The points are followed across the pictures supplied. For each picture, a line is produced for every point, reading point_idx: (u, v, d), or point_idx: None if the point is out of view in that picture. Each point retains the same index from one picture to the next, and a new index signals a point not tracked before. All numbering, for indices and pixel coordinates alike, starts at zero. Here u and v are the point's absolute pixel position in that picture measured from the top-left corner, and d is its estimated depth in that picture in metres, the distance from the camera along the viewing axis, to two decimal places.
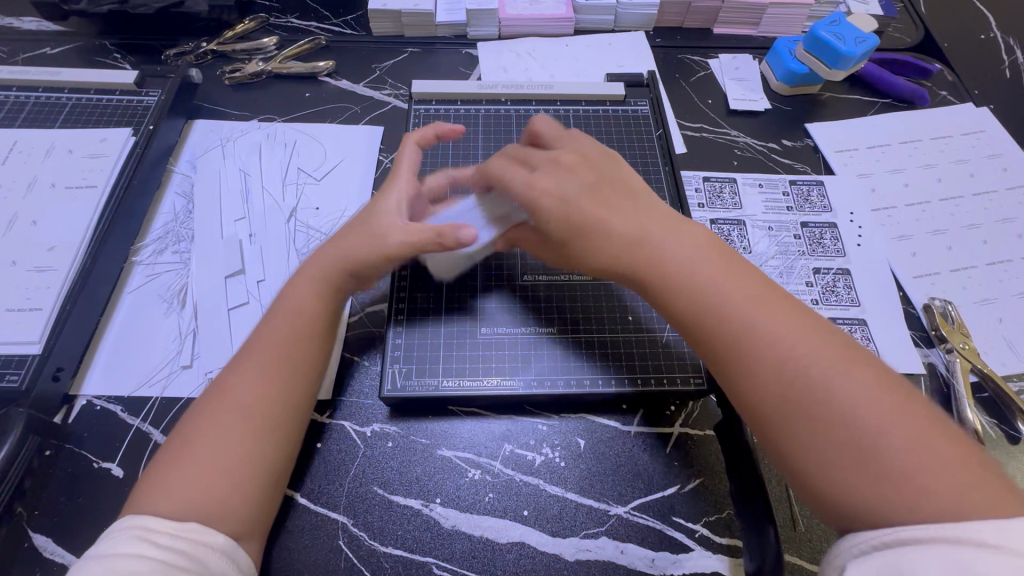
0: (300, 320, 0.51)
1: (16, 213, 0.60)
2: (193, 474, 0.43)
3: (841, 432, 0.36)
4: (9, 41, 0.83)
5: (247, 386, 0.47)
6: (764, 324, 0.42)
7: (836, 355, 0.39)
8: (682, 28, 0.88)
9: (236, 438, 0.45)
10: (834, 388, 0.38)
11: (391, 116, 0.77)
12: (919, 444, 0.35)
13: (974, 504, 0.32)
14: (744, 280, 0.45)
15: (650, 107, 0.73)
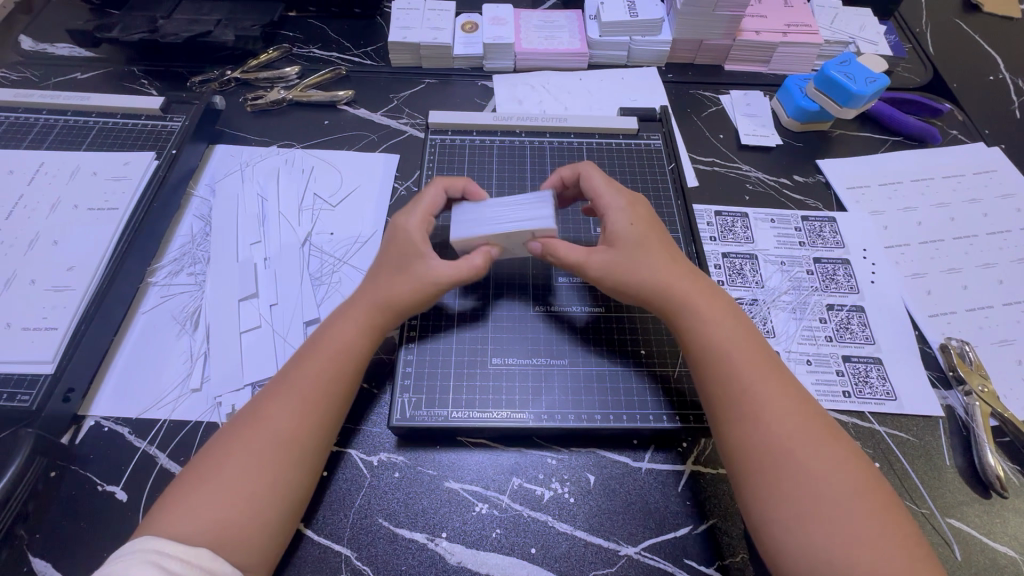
0: (339, 357, 0.51)
1: (37, 233, 0.61)
2: (212, 502, 0.43)
3: (805, 490, 0.43)
4: (43, 66, 0.86)
5: (283, 414, 0.47)
6: (761, 387, 0.48)
7: (812, 426, 0.46)
8: (693, 64, 0.90)
9: (261, 473, 0.44)
10: (805, 452, 0.44)
11: (407, 145, 0.78)
12: (865, 514, 0.41)
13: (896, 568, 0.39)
14: (755, 349, 0.50)
15: (662, 141, 0.74)
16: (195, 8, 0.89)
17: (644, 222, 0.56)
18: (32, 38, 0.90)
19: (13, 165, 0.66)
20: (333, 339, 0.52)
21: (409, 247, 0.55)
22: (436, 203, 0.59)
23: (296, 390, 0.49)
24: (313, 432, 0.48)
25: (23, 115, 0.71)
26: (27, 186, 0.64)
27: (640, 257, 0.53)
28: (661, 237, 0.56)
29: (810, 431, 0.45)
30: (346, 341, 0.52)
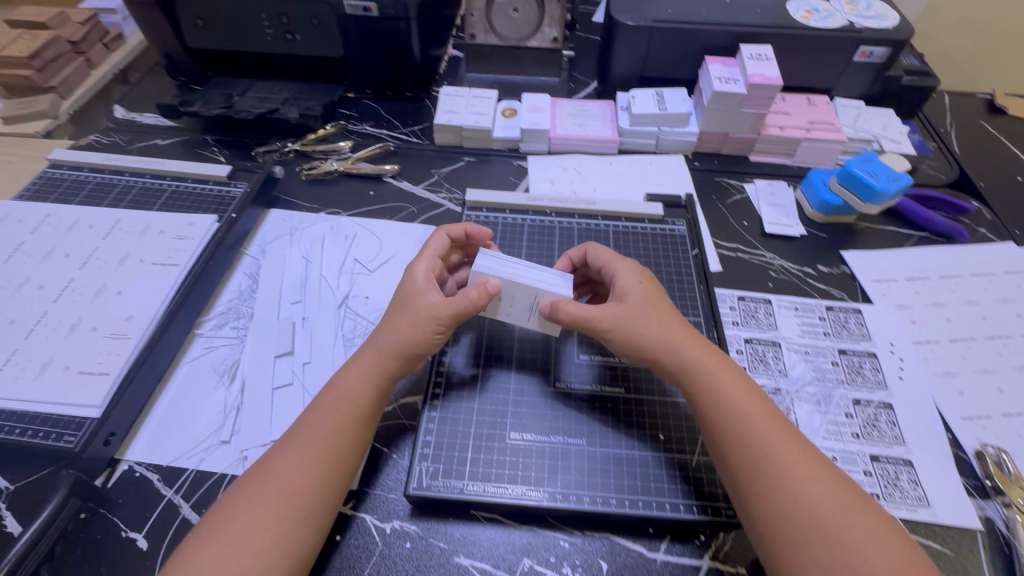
0: (340, 409, 0.52)
1: (104, 283, 0.67)
2: (223, 559, 0.44)
3: (851, 572, 0.42)
4: (130, 132, 0.97)
5: (287, 471, 0.49)
6: (784, 457, 0.48)
7: (836, 493, 0.46)
8: (719, 153, 0.94)
9: (269, 527, 0.46)
10: (841, 525, 0.44)
11: (444, 217, 0.84)
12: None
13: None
14: (764, 416, 0.51)
15: (687, 227, 0.76)
16: (267, 88, 1.00)
17: (648, 281, 0.61)
18: (125, 108, 1.02)
19: (94, 221, 0.74)
20: (334, 389, 0.54)
21: (417, 291, 0.58)
22: (441, 245, 0.64)
23: (306, 439, 0.51)
24: (318, 484, 0.49)
25: (109, 177, 0.80)
26: (102, 240, 0.71)
27: (651, 316, 0.57)
28: (664, 300, 0.59)
29: (838, 501, 0.46)
30: (344, 392, 0.53)
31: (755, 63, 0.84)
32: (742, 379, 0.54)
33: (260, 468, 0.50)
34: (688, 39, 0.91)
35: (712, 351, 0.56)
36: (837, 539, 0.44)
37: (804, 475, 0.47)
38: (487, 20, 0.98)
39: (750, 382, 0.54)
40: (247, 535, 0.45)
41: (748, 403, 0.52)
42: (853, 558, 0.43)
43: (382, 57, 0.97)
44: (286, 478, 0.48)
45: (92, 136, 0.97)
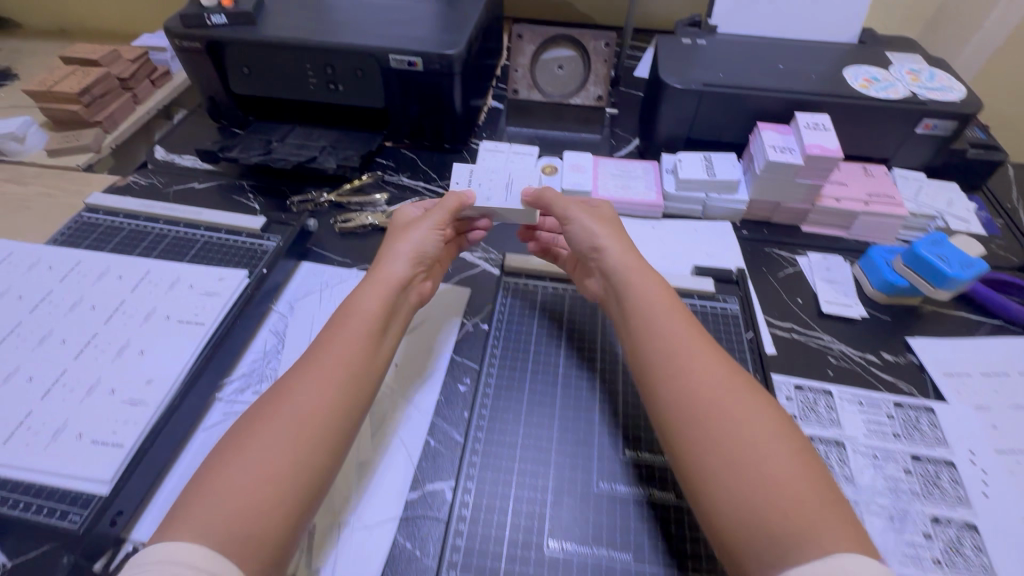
0: (352, 335, 0.55)
1: (128, 341, 0.64)
2: (252, 478, 0.45)
3: (759, 481, 0.44)
4: (168, 174, 0.97)
5: (302, 395, 0.50)
6: (723, 382, 0.51)
7: (761, 420, 0.48)
8: (769, 221, 0.90)
9: (285, 446, 0.47)
10: (758, 443, 0.46)
11: (479, 279, 0.80)
12: (820, 502, 0.43)
13: (830, 547, 0.40)
14: (703, 338, 0.55)
15: (740, 306, 0.71)
16: (306, 134, 1.00)
17: (614, 230, 0.67)
18: (166, 149, 1.03)
19: (123, 271, 0.72)
20: (339, 320, 0.57)
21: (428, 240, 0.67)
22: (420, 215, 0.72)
23: (314, 366, 0.52)
24: (331, 406, 0.50)
25: (143, 224, 0.79)
26: (130, 292, 0.69)
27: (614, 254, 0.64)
28: (625, 239, 0.66)
29: (759, 425, 0.48)
30: (355, 316, 0.57)
31: (812, 133, 0.80)
32: (687, 318, 0.58)
33: (268, 399, 0.51)
34: (739, 104, 0.88)
35: (663, 294, 0.60)
36: (753, 458, 0.45)
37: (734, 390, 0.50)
38: (531, 76, 0.97)
39: (695, 323, 0.58)
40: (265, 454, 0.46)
41: (690, 326, 0.56)
42: (762, 476, 0.44)
43: (423, 110, 0.96)
44: (301, 400, 0.50)
45: (131, 177, 0.97)
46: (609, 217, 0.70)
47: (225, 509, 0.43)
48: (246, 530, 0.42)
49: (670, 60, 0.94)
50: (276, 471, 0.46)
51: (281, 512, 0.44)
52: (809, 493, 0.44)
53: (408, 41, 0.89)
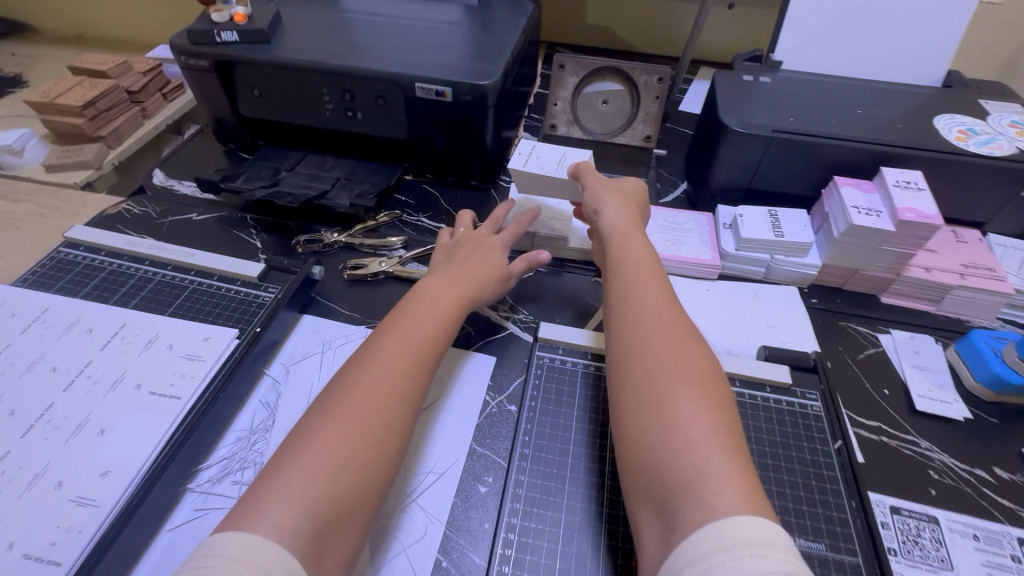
0: (433, 315, 0.56)
1: (88, 417, 0.53)
2: (333, 435, 0.43)
3: (679, 436, 0.44)
4: (165, 202, 0.88)
5: (382, 360, 0.50)
6: (675, 344, 0.51)
7: (689, 378, 0.48)
8: (841, 288, 0.78)
9: (369, 410, 0.46)
10: (680, 399, 0.47)
11: (507, 344, 0.69)
12: (726, 461, 0.42)
13: (724, 510, 0.39)
14: (669, 307, 0.55)
15: (823, 403, 0.59)
16: (319, 164, 0.90)
17: (632, 214, 0.69)
18: (166, 173, 0.94)
19: (94, 323, 0.62)
20: (417, 305, 0.57)
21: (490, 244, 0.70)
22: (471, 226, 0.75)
23: (396, 344, 0.52)
24: (414, 373, 0.50)
25: (126, 264, 0.69)
26: (98, 350, 0.59)
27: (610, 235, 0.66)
28: (630, 220, 0.68)
29: (685, 381, 0.48)
30: (432, 298, 0.59)
31: (904, 193, 0.69)
32: (658, 283, 0.59)
33: (348, 372, 0.49)
34: (811, 153, 0.77)
35: (643, 263, 0.61)
36: (670, 410, 0.46)
37: (683, 352, 0.51)
38: (571, 110, 0.87)
39: (673, 294, 0.58)
40: (345, 410, 0.45)
41: (658, 296, 0.57)
42: (676, 428, 0.45)
43: (450, 143, 0.86)
44: (381, 366, 0.49)
45: (124, 203, 0.87)
46: (643, 209, 0.71)
47: (309, 485, 0.40)
48: (336, 514, 0.40)
49: (731, 99, 0.83)
50: (367, 454, 0.43)
51: (351, 492, 0.42)
52: (717, 452, 0.43)
53: (437, 69, 0.79)
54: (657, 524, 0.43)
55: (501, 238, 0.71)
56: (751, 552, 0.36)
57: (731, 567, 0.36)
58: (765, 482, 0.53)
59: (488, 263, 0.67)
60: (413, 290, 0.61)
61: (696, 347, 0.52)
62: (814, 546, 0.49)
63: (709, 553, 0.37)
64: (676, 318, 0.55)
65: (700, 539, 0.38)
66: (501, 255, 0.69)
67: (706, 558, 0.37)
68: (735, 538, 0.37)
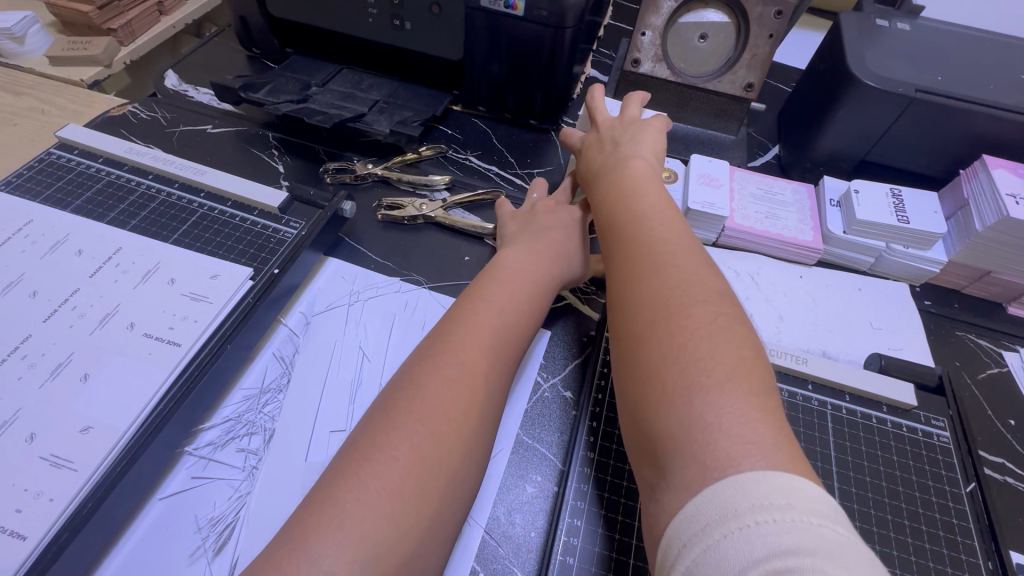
0: (517, 302, 0.47)
1: (70, 357, 0.45)
2: (401, 453, 0.35)
3: (674, 369, 0.35)
4: (176, 109, 0.76)
5: (456, 354, 0.41)
6: (680, 269, 0.41)
7: (691, 306, 0.38)
8: (960, 292, 0.66)
9: (444, 422, 0.37)
10: (667, 329, 0.37)
11: (566, 319, 0.58)
12: (730, 401, 0.32)
13: (721, 464, 0.30)
14: (680, 233, 0.45)
15: (952, 435, 0.48)
16: (355, 81, 0.77)
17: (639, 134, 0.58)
18: (179, 77, 0.82)
19: (85, 244, 0.52)
20: (490, 294, 0.46)
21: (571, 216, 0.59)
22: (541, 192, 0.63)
23: (472, 336, 0.42)
24: (496, 375, 0.41)
25: (126, 176, 0.59)
26: (87, 278, 0.49)
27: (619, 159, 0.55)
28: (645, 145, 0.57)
29: (669, 304, 0.39)
30: (514, 279, 0.49)
31: None
32: (651, 199, 0.49)
33: (415, 367, 0.41)
34: (955, 124, 0.63)
35: (638, 179, 0.51)
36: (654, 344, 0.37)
37: (681, 275, 0.41)
38: (661, 44, 0.72)
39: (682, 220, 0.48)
40: (418, 416, 0.37)
41: (666, 221, 0.47)
42: (663, 364, 0.35)
43: (511, 71, 0.73)
44: (458, 364, 0.40)
45: (130, 106, 0.76)
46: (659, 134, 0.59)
47: (373, 523, 0.32)
48: (404, 556, 0.32)
49: (861, 45, 0.68)
50: (439, 485, 0.35)
51: (420, 521, 0.33)
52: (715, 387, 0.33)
53: None
54: (651, 480, 0.35)
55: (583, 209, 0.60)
56: (759, 521, 0.27)
57: (734, 544, 0.27)
58: (882, 526, 0.43)
59: (570, 239, 0.56)
60: (486, 268, 0.51)
61: (700, 270, 0.42)
62: None
63: (710, 526, 0.28)
64: (683, 243, 0.44)
65: (696, 507, 0.29)
66: (583, 230, 0.58)
67: (706, 533, 0.28)
68: (740, 502, 0.28)
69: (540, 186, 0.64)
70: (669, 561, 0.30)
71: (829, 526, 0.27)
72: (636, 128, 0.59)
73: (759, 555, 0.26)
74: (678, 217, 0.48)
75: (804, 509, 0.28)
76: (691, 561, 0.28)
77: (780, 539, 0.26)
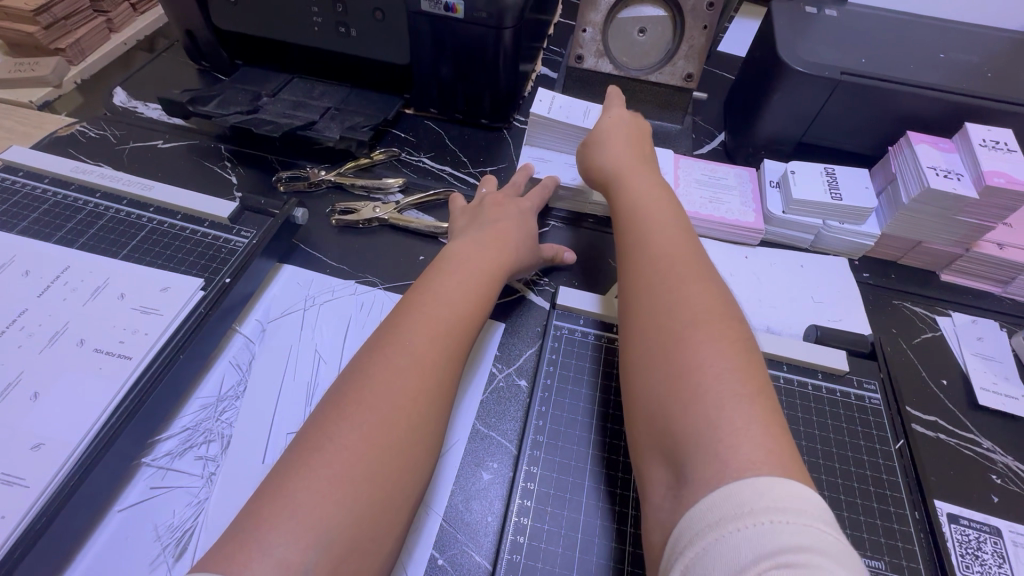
0: (468, 293, 0.48)
1: (20, 376, 0.45)
2: (352, 442, 0.36)
3: (693, 376, 0.36)
4: (126, 127, 0.76)
5: (408, 343, 0.42)
6: (700, 282, 0.43)
7: (708, 316, 0.40)
8: (896, 263, 0.69)
9: (394, 411, 0.38)
10: (692, 338, 0.38)
11: (518, 312, 0.59)
12: (748, 410, 0.34)
13: (742, 467, 0.31)
14: (692, 245, 0.47)
15: (882, 397, 0.51)
16: (305, 90, 0.78)
17: (636, 147, 0.60)
18: (128, 93, 0.81)
19: (32, 264, 0.52)
20: (440, 288, 0.47)
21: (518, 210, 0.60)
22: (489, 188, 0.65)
23: (423, 327, 0.44)
24: (446, 364, 0.43)
25: (73, 196, 0.59)
26: (35, 298, 0.50)
27: (631, 171, 0.56)
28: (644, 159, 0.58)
29: (697, 315, 0.40)
30: (463, 270, 0.50)
31: (989, 153, 0.59)
32: (662, 211, 0.51)
33: (368, 358, 0.42)
34: (881, 103, 0.66)
35: (648, 193, 0.53)
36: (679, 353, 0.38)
37: (700, 285, 0.42)
38: (602, 40, 0.74)
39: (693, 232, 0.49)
40: (371, 407, 0.38)
41: (679, 233, 0.48)
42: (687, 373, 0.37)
43: (459, 73, 0.74)
44: (408, 353, 0.42)
45: (78, 125, 0.75)
46: (645, 143, 0.62)
47: (324, 509, 0.33)
48: (354, 543, 0.33)
49: (790, 32, 0.71)
50: (384, 477, 0.36)
51: (370, 509, 0.35)
52: (735, 396, 0.35)
53: None
54: (667, 478, 0.36)
55: (529, 203, 0.62)
56: (772, 520, 0.29)
57: (746, 538, 0.28)
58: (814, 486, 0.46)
59: (519, 231, 0.57)
60: (437, 259, 0.52)
61: (717, 285, 0.43)
62: (873, 565, 0.42)
63: (723, 519, 0.30)
64: (697, 256, 0.46)
65: (711, 501, 0.31)
66: (532, 225, 0.60)
67: (719, 525, 0.30)
68: (756, 502, 0.29)
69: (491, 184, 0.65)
70: (679, 548, 0.31)
71: (834, 531, 0.29)
72: (626, 136, 0.61)
73: (770, 548, 0.27)
74: (688, 229, 0.49)
75: (811, 514, 0.29)
76: (702, 548, 0.29)
77: (791, 536, 0.28)
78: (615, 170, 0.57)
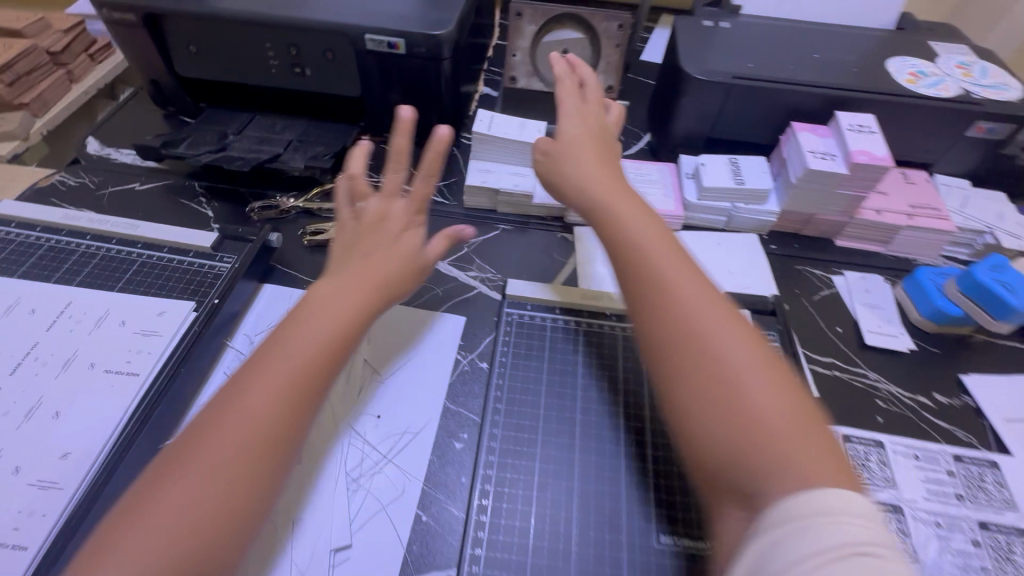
0: (331, 306, 0.47)
1: (41, 399, 0.51)
2: (208, 460, 0.38)
3: (733, 399, 0.39)
4: (103, 173, 0.82)
5: (272, 358, 0.43)
6: (695, 291, 0.45)
7: (721, 329, 0.43)
8: (798, 234, 0.80)
9: (247, 429, 0.39)
10: (705, 351, 0.42)
11: (476, 306, 0.68)
12: (788, 427, 0.38)
13: (800, 485, 0.35)
14: (674, 247, 0.49)
15: (780, 343, 0.62)
16: (268, 126, 0.86)
17: (596, 138, 0.61)
18: (100, 141, 0.87)
19: (37, 303, 0.58)
20: (320, 288, 0.49)
21: None
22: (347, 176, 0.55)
23: (291, 342, 0.44)
24: (310, 379, 0.43)
25: (65, 240, 0.65)
26: (44, 332, 0.56)
27: (600, 178, 0.56)
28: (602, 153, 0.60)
29: (702, 328, 0.43)
30: (332, 284, 0.49)
31: (857, 136, 0.70)
32: (641, 214, 0.53)
33: (236, 376, 0.43)
34: (771, 100, 0.77)
35: (630, 199, 0.55)
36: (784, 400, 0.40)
37: (681, 293, 0.45)
38: (532, 62, 0.85)
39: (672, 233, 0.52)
40: (226, 425, 0.40)
41: (666, 239, 0.50)
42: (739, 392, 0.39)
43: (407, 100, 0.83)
44: (274, 371, 0.42)
45: (57, 175, 0.81)
46: (606, 134, 0.62)
47: (174, 526, 0.36)
48: (196, 555, 0.36)
49: (692, 44, 0.82)
50: (231, 493, 0.38)
51: (220, 525, 0.37)
52: (776, 414, 0.39)
53: (389, 18, 0.75)
54: (723, 490, 0.39)
55: (402, 207, 0.55)
56: (845, 523, 0.32)
57: (813, 537, 0.32)
58: None
59: (390, 244, 0.53)
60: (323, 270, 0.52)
61: (703, 289, 0.46)
62: None
63: (787, 523, 0.33)
64: (688, 261, 0.48)
65: (783, 515, 0.34)
66: (415, 235, 0.55)
67: (795, 529, 0.33)
68: (817, 508, 0.33)
69: (358, 188, 0.55)
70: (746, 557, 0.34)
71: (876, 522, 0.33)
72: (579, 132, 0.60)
73: (855, 545, 0.31)
74: (666, 231, 0.51)
75: (849, 511, 0.33)
76: (765, 551, 0.33)
77: (859, 534, 0.32)
78: (575, 171, 0.58)
